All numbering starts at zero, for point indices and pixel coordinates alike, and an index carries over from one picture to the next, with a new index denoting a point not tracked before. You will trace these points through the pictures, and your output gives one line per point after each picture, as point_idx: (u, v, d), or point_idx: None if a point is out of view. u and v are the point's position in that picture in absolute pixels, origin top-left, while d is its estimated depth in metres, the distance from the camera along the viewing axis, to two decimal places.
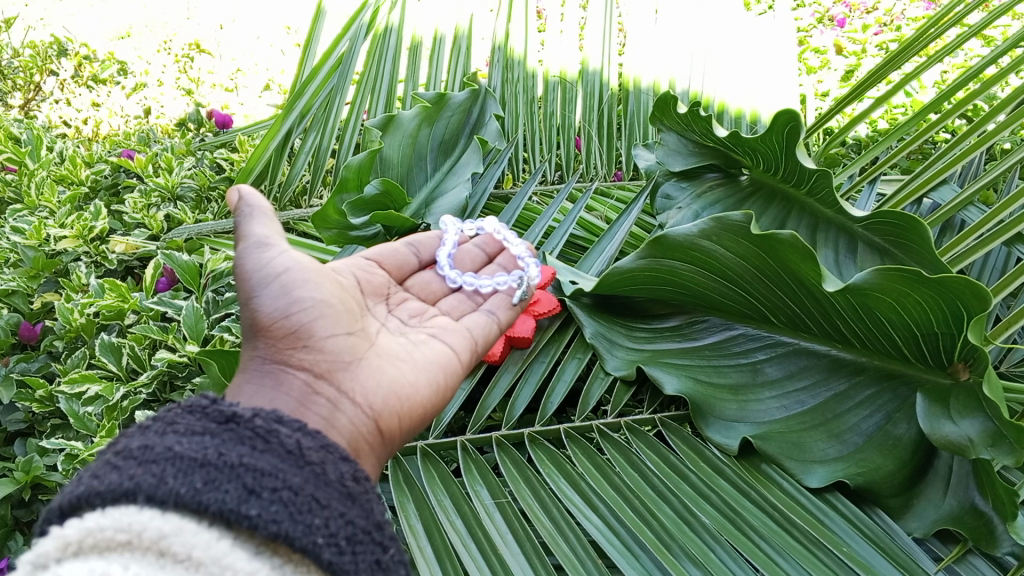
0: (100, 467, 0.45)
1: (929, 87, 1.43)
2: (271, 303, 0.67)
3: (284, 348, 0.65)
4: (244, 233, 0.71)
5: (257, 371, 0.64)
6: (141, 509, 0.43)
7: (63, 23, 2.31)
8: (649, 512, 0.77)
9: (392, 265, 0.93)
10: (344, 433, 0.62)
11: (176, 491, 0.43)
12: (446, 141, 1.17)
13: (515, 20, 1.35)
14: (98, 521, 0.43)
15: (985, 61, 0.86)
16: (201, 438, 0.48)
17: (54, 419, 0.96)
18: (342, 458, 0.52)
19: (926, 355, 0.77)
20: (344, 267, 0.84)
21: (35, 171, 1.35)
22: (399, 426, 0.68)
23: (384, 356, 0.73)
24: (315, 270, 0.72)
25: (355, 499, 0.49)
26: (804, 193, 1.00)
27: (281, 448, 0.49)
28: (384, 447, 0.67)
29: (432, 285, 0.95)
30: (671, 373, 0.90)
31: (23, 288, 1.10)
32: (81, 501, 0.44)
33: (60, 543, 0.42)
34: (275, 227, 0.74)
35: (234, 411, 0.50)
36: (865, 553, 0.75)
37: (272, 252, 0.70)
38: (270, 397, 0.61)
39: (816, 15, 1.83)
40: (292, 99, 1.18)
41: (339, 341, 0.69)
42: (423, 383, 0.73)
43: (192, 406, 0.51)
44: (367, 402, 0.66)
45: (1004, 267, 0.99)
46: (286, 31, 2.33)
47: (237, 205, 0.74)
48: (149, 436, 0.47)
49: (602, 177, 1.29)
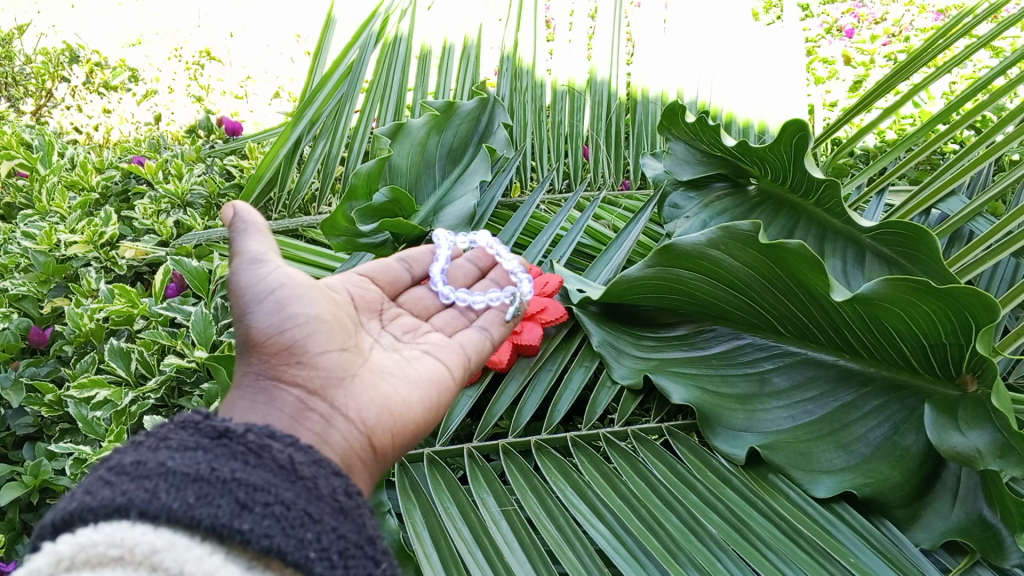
0: (92, 483, 0.46)
1: (939, 98, 1.44)
2: (265, 319, 0.67)
3: (278, 365, 0.66)
4: (238, 249, 0.71)
5: (250, 387, 0.64)
6: (133, 525, 0.43)
7: (75, 30, 2.33)
8: (656, 521, 0.77)
9: (385, 281, 0.92)
10: (337, 449, 0.62)
11: (169, 506, 0.44)
12: (455, 149, 1.18)
13: (524, 30, 1.36)
14: (90, 536, 0.43)
15: (992, 74, 0.86)
16: (193, 453, 0.48)
17: (62, 423, 0.96)
18: (334, 474, 0.52)
19: (935, 366, 0.77)
20: (338, 283, 0.84)
21: (46, 176, 1.36)
22: (392, 442, 0.68)
23: (377, 372, 0.73)
24: (309, 286, 0.72)
25: (347, 514, 0.49)
26: (812, 203, 1.00)
27: (273, 463, 0.49)
28: (377, 462, 0.66)
29: (425, 301, 0.95)
30: (678, 381, 0.90)
31: (32, 292, 1.11)
32: (74, 517, 0.44)
33: (53, 559, 0.43)
34: (270, 243, 0.73)
35: (227, 426, 0.51)
36: (873, 563, 0.75)
37: (266, 268, 0.70)
38: (263, 413, 0.62)
39: (824, 26, 1.85)
40: (302, 106, 1.18)
41: (332, 357, 0.69)
42: (416, 400, 0.73)
43: (185, 421, 0.51)
44: (360, 419, 0.66)
45: (1012, 278, 0.99)
46: (296, 39, 2.35)
47: (232, 221, 0.73)
48: (142, 452, 0.48)
49: (610, 185, 1.29)
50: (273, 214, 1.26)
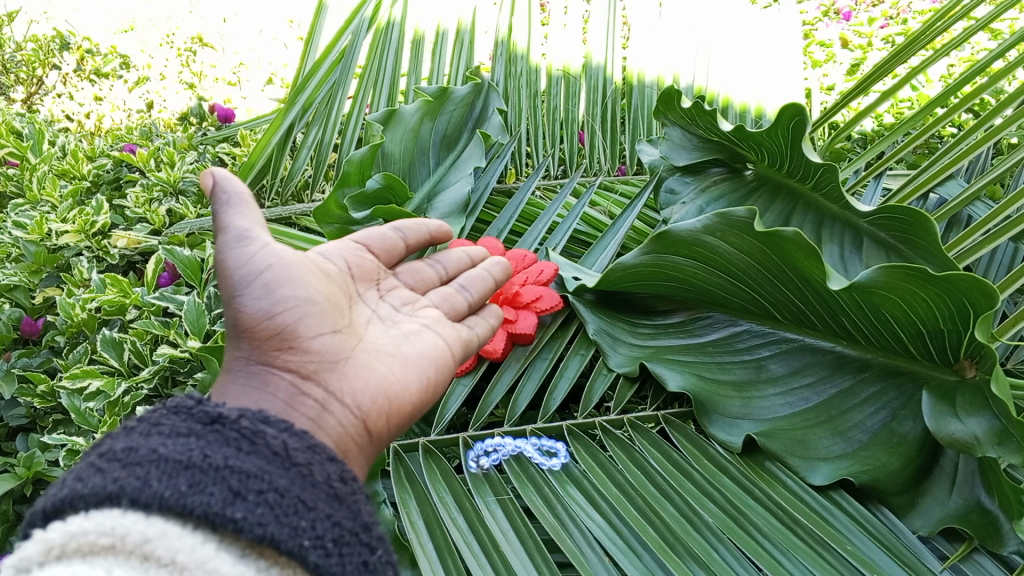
0: (83, 470, 0.45)
1: (937, 80, 1.43)
2: (255, 303, 0.66)
3: (269, 350, 0.65)
4: (223, 224, 0.68)
5: (242, 371, 0.63)
6: (125, 513, 0.42)
7: (66, 16, 2.31)
8: (653, 510, 0.76)
9: (381, 250, 0.89)
10: (332, 434, 0.61)
11: (160, 494, 0.43)
12: (449, 135, 1.17)
13: (518, 14, 1.34)
14: (81, 525, 0.42)
15: (991, 57, 0.84)
16: (186, 440, 0.47)
17: (56, 414, 0.96)
18: (330, 459, 0.51)
19: (932, 352, 0.77)
20: (333, 252, 0.82)
21: (36, 165, 1.34)
22: (387, 425, 0.67)
23: (372, 353, 0.72)
24: (298, 263, 0.70)
25: (342, 501, 0.49)
26: (810, 187, 0.99)
27: (267, 450, 0.48)
28: (373, 445, 0.66)
29: (421, 273, 0.92)
30: (675, 369, 0.90)
31: (24, 283, 1.10)
32: (65, 504, 0.43)
33: (44, 547, 0.42)
34: (256, 216, 0.70)
35: (220, 412, 0.50)
36: (872, 551, 0.74)
37: (254, 246, 0.67)
38: (256, 398, 0.61)
39: (821, 9, 1.83)
40: (294, 92, 1.17)
41: (326, 340, 0.68)
42: (412, 380, 0.72)
43: (178, 406, 0.51)
44: (354, 403, 0.65)
45: (1011, 263, 0.98)
46: (289, 24, 2.33)
47: (211, 189, 0.68)
48: (133, 438, 0.47)
49: (606, 171, 1.28)
50: (266, 201, 1.25)
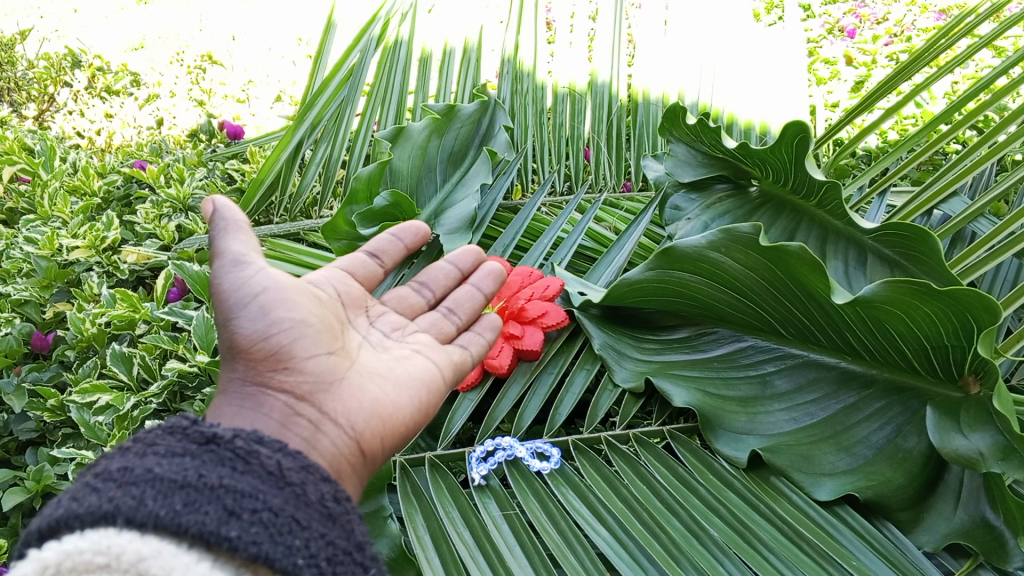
0: (78, 490, 0.46)
1: (941, 97, 1.45)
2: (250, 324, 0.67)
3: (264, 370, 0.65)
4: (220, 250, 0.70)
5: (238, 393, 0.64)
6: (120, 532, 0.43)
7: (77, 34, 2.35)
8: (659, 525, 0.76)
9: (364, 276, 0.89)
10: (325, 455, 0.62)
11: (155, 513, 0.44)
12: (455, 152, 1.19)
13: (524, 33, 1.37)
14: (76, 544, 0.43)
15: (994, 74, 0.85)
16: (181, 459, 0.48)
17: (64, 428, 0.96)
18: (323, 479, 0.52)
19: (937, 368, 0.77)
20: (322, 279, 0.82)
21: (48, 181, 1.36)
22: (380, 446, 0.68)
23: (366, 374, 0.72)
24: (293, 287, 0.71)
25: (336, 520, 0.49)
26: (813, 204, 1.01)
27: (261, 469, 0.49)
28: (366, 466, 0.66)
29: (408, 299, 0.91)
30: (680, 385, 0.90)
31: (35, 297, 1.11)
32: (59, 524, 0.44)
33: (39, 566, 0.42)
34: (252, 241, 0.72)
35: (215, 432, 0.51)
36: (874, 565, 0.75)
37: (249, 270, 0.69)
38: (250, 418, 0.62)
39: (826, 26, 1.86)
40: (302, 110, 1.19)
41: (320, 361, 0.69)
42: (405, 401, 0.72)
43: (173, 426, 0.51)
44: (349, 423, 0.66)
45: (1016, 279, 0.99)
46: (298, 42, 2.36)
47: (212, 217, 0.72)
48: (129, 458, 0.48)
49: (612, 187, 1.30)
50: (275, 218, 1.26)
